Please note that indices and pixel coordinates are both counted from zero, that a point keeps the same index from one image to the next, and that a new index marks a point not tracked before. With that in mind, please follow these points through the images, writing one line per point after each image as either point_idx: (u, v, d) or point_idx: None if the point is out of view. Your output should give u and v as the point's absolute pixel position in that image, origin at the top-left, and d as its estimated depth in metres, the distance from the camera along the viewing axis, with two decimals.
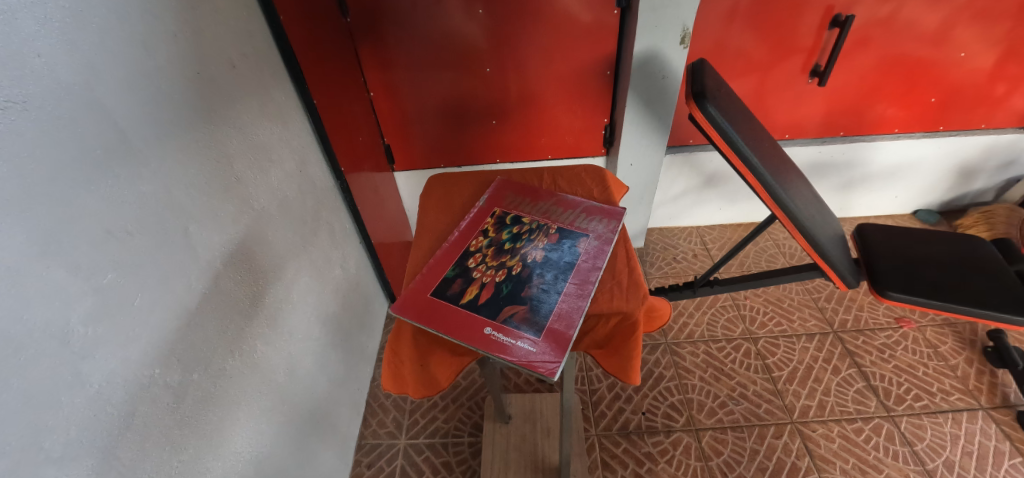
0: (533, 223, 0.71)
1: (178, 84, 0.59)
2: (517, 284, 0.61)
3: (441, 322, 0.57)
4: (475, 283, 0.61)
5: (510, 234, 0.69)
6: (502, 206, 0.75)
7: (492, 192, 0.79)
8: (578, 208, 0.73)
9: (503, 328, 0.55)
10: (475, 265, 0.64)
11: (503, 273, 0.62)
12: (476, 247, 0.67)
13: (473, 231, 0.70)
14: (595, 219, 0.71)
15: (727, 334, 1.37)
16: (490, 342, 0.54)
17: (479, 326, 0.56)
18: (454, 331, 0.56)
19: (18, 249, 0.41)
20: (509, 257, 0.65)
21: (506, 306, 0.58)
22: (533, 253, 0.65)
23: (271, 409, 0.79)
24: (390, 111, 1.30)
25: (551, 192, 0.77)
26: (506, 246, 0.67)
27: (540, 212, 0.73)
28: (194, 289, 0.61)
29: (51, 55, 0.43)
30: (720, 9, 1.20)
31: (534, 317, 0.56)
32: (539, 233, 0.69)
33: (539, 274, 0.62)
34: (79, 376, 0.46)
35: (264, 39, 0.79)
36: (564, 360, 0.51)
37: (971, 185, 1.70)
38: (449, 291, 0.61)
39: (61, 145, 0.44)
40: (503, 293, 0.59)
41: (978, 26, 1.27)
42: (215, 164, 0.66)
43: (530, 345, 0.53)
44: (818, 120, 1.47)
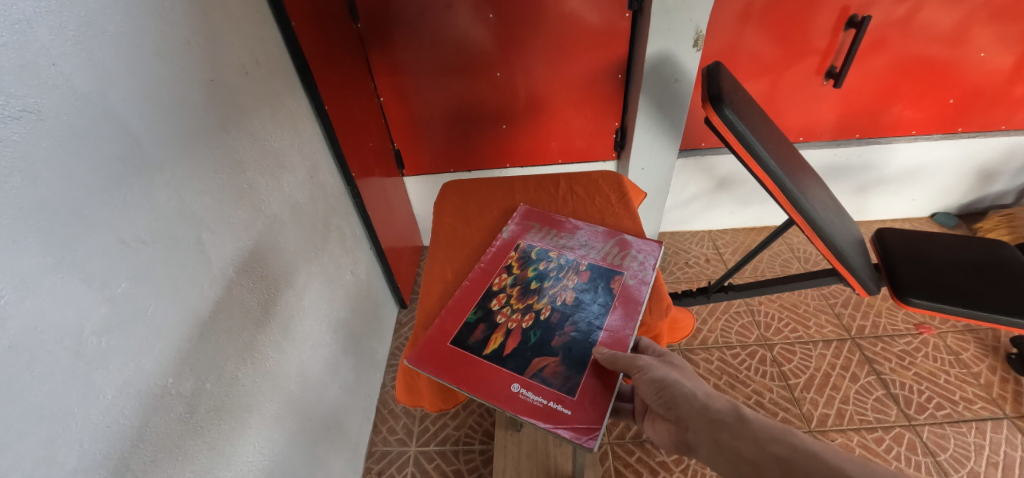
0: (560, 259, 0.70)
1: (192, 92, 0.59)
2: (546, 332, 0.60)
3: (464, 376, 0.56)
4: (500, 329, 0.61)
5: (535, 271, 0.68)
6: (527, 237, 0.75)
7: (516, 220, 0.79)
8: (612, 240, 0.73)
9: (531, 384, 0.55)
10: (499, 307, 0.64)
11: (530, 318, 0.62)
12: (500, 286, 0.67)
13: (496, 267, 0.70)
14: (630, 252, 0.70)
15: (742, 341, 1.35)
16: (520, 401, 0.53)
17: (505, 382, 0.55)
18: (478, 387, 0.55)
19: (32, 257, 0.40)
20: (536, 299, 0.64)
21: (536, 357, 0.57)
22: (561, 294, 0.64)
23: (283, 416, 0.78)
24: (402, 118, 1.30)
25: (579, 223, 0.77)
26: (531, 285, 0.66)
27: (569, 245, 0.72)
28: (207, 298, 0.61)
29: (65, 63, 0.43)
30: (732, 10, 1.18)
31: (567, 371, 0.56)
32: (568, 270, 0.68)
33: (570, 320, 0.61)
34: (92, 387, 0.45)
35: (275, 46, 0.79)
36: (603, 426, 0.51)
37: (990, 187, 1.66)
38: (471, 340, 0.60)
39: (75, 155, 0.43)
40: (531, 343, 0.59)
41: (997, 25, 1.24)
42: (229, 172, 0.66)
43: (562, 406, 0.52)
44: (833, 121, 1.45)
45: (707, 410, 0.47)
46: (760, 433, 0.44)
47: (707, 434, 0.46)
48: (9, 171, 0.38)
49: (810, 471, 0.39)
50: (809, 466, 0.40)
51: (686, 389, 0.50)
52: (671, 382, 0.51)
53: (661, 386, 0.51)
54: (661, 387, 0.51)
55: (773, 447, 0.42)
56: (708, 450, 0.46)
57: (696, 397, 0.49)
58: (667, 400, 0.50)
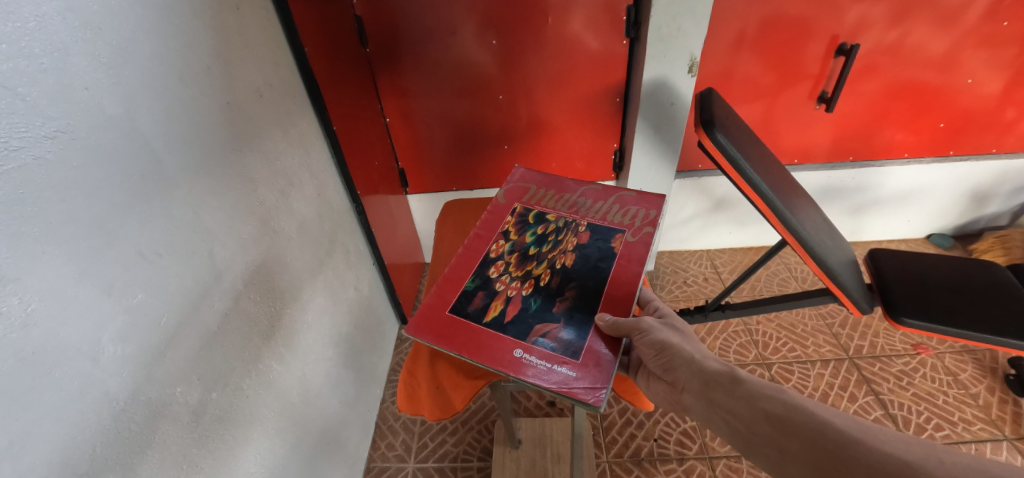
0: (558, 221, 0.73)
1: (210, 113, 0.62)
2: (547, 299, 0.63)
3: (466, 344, 0.59)
4: (499, 297, 0.64)
5: (534, 235, 0.72)
6: (524, 202, 0.77)
7: (511, 183, 0.81)
8: (610, 199, 0.75)
9: (534, 349, 0.58)
10: (498, 275, 0.67)
11: (530, 284, 0.65)
12: (499, 254, 0.70)
13: (494, 233, 0.73)
14: (629, 209, 0.72)
15: (740, 359, 1.36)
16: (524, 365, 0.56)
17: (508, 349, 0.58)
18: (481, 354, 0.58)
19: (58, 267, 0.43)
20: (535, 264, 0.68)
21: (537, 325, 0.60)
22: (561, 257, 0.68)
23: (284, 429, 0.80)
24: (406, 137, 1.34)
25: (576, 183, 0.79)
26: (530, 251, 0.70)
27: (568, 206, 0.75)
28: (216, 311, 0.63)
29: (98, 88, 0.46)
30: (725, 37, 1.22)
31: (569, 336, 0.59)
32: (567, 233, 0.71)
33: (570, 284, 0.64)
34: (107, 393, 0.47)
35: (288, 70, 0.83)
36: (608, 385, 0.53)
37: (984, 209, 1.69)
38: (470, 307, 0.63)
39: (102, 172, 0.46)
40: (532, 309, 0.62)
41: (984, 53, 1.28)
42: (242, 190, 0.69)
43: (567, 368, 0.55)
44: (826, 144, 1.48)
45: (708, 373, 0.53)
46: (756, 394, 0.49)
47: (706, 393, 0.52)
48: (42, 187, 0.41)
49: (804, 429, 0.44)
50: (803, 424, 0.45)
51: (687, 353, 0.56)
52: (676, 348, 0.56)
53: (665, 350, 0.57)
54: (665, 351, 0.57)
55: (770, 407, 0.48)
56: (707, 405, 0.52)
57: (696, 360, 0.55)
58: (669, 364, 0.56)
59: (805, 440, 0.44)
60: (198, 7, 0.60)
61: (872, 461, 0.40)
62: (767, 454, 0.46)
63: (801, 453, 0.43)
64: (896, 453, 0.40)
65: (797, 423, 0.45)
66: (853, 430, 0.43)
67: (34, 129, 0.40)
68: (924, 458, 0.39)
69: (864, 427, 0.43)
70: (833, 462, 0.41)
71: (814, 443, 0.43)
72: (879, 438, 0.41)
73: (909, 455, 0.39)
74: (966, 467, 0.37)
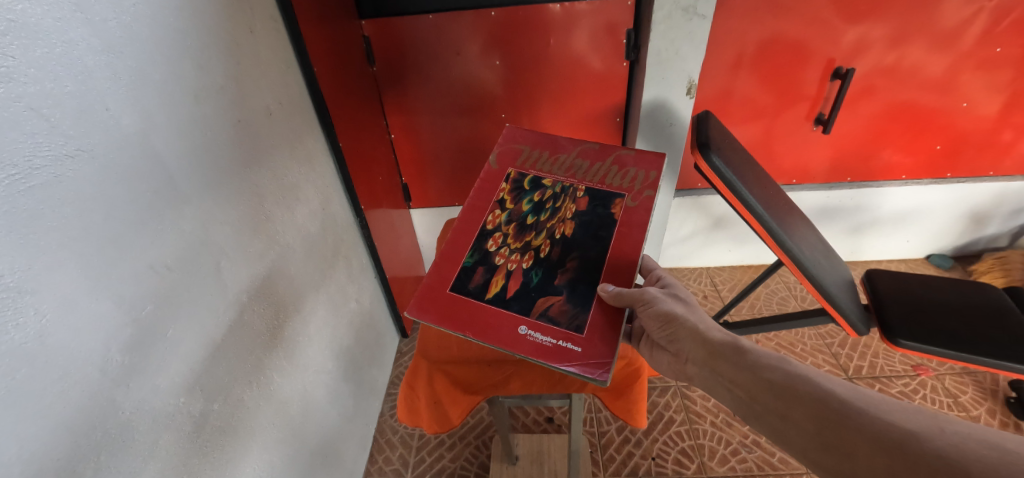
0: (555, 187, 0.70)
1: (221, 131, 0.64)
2: (547, 271, 0.63)
3: (470, 324, 0.60)
4: (500, 271, 0.64)
5: (530, 203, 0.69)
6: (516, 165, 0.72)
7: (502, 144, 0.75)
8: (610, 159, 0.70)
9: (537, 324, 0.58)
10: (497, 249, 0.66)
11: (530, 257, 0.65)
12: (495, 225, 0.68)
13: (489, 202, 0.70)
14: (629, 171, 0.68)
15: None
16: (529, 342, 0.57)
17: (513, 326, 0.59)
18: (486, 334, 0.58)
19: (72, 280, 0.44)
20: (534, 235, 0.67)
21: (540, 298, 0.61)
22: (560, 227, 0.66)
23: (283, 442, 0.80)
24: (410, 152, 1.36)
25: (572, 141, 0.73)
26: (527, 220, 0.68)
27: (564, 169, 0.71)
28: (221, 323, 0.64)
29: (117, 108, 0.48)
30: (723, 59, 1.24)
31: (572, 309, 0.59)
32: (564, 199, 0.68)
33: (571, 255, 0.64)
34: (113, 403, 0.49)
35: (297, 89, 0.85)
36: (614, 359, 0.54)
37: (983, 230, 1.70)
38: (471, 284, 0.63)
39: (116, 189, 0.48)
40: (533, 283, 0.62)
41: (979, 78, 1.30)
42: (249, 205, 0.71)
43: (571, 344, 0.56)
44: (825, 165, 1.50)
45: (715, 344, 0.57)
46: (760, 365, 0.52)
47: (711, 362, 0.56)
48: (62, 204, 0.43)
49: (806, 398, 0.47)
50: (805, 393, 0.48)
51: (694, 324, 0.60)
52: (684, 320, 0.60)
53: (673, 321, 0.61)
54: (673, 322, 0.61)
55: (773, 377, 0.51)
56: (710, 373, 0.56)
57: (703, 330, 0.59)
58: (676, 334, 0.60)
59: (807, 408, 0.47)
60: (212, 31, 0.62)
61: (871, 428, 0.42)
62: (768, 420, 0.49)
63: (802, 420, 0.46)
64: (896, 422, 0.42)
65: (800, 392, 0.48)
66: (856, 400, 0.45)
67: (57, 149, 0.42)
68: (925, 427, 0.41)
69: (866, 398, 0.45)
70: (833, 429, 0.44)
71: (816, 412, 0.46)
72: (881, 407, 0.44)
73: (910, 425, 0.41)
74: (965, 436, 0.39)
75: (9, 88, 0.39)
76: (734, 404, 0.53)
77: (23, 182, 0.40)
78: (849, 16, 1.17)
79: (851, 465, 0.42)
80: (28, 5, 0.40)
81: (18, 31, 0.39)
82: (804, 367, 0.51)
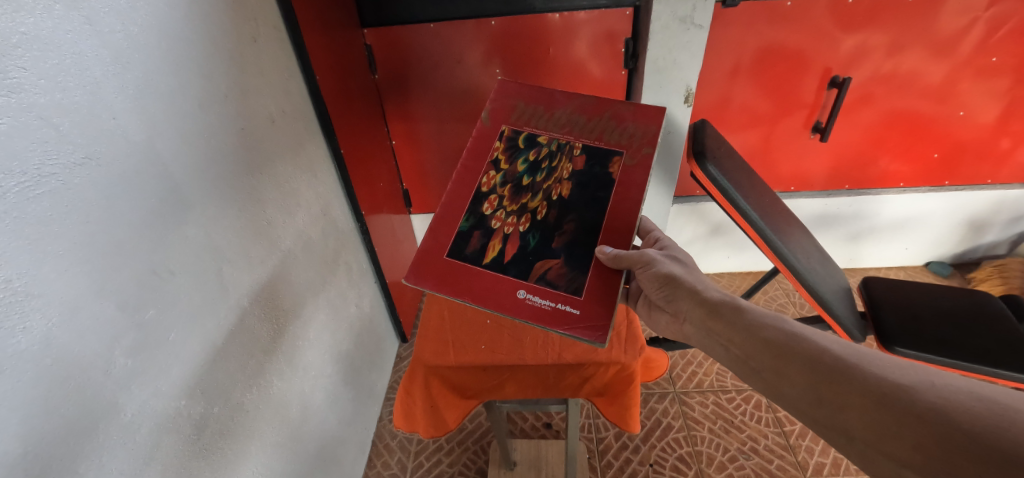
0: (550, 145, 0.69)
1: (225, 138, 0.65)
2: (544, 233, 0.64)
3: (470, 290, 0.62)
4: (497, 235, 0.65)
5: (526, 163, 0.69)
6: (510, 122, 0.71)
7: (495, 97, 0.73)
8: (607, 113, 0.68)
9: (536, 288, 0.61)
10: (492, 212, 0.66)
11: (527, 219, 0.66)
12: (490, 187, 0.68)
13: (482, 163, 0.69)
14: (627, 127, 0.67)
15: (737, 385, 1.36)
16: (529, 306, 0.60)
17: (512, 290, 0.61)
18: (486, 299, 0.61)
19: (78, 285, 0.45)
20: (530, 197, 0.67)
21: (538, 261, 0.62)
22: (557, 187, 0.67)
23: (282, 445, 0.81)
24: (411, 159, 1.38)
25: (567, 93, 0.70)
26: (523, 181, 0.68)
27: (560, 126, 0.70)
28: (222, 326, 0.65)
29: (124, 117, 0.50)
30: (721, 68, 1.25)
31: (571, 272, 0.61)
32: (561, 158, 0.68)
33: (568, 217, 0.65)
34: (115, 404, 0.50)
35: (300, 97, 0.87)
36: (612, 322, 0.57)
37: (982, 237, 1.70)
38: (468, 249, 0.64)
39: (121, 195, 0.49)
40: (531, 247, 0.64)
41: (976, 87, 1.31)
42: (251, 211, 0.72)
43: (570, 307, 0.59)
44: (822, 172, 1.51)
45: (713, 303, 0.59)
46: (757, 324, 0.54)
47: (708, 321, 0.58)
48: (69, 210, 0.44)
49: (801, 354, 0.49)
50: (800, 350, 0.49)
51: (693, 286, 0.62)
52: (683, 282, 0.63)
53: (672, 284, 0.63)
54: (673, 284, 0.63)
55: (769, 335, 0.53)
56: (707, 332, 0.59)
57: (701, 291, 0.61)
58: (674, 296, 0.63)
59: (802, 364, 0.48)
60: (217, 41, 0.64)
61: (864, 382, 0.44)
62: (764, 376, 0.51)
63: (796, 374, 0.48)
64: (889, 377, 0.43)
65: (795, 349, 0.50)
66: (849, 356, 0.47)
67: (66, 156, 0.44)
68: (916, 380, 0.42)
69: (860, 355, 0.47)
70: (826, 383, 0.46)
71: (810, 367, 0.48)
72: (875, 363, 0.45)
73: (901, 379, 0.43)
74: (956, 391, 0.40)
75: (20, 98, 0.40)
76: (731, 361, 0.55)
77: (33, 188, 0.41)
78: (846, 26, 1.18)
79: (842, 417, 0.44)
80: (40, 18, 0.41)
81: (30, 43, 0.41)
82: (800, 324, 0.53)
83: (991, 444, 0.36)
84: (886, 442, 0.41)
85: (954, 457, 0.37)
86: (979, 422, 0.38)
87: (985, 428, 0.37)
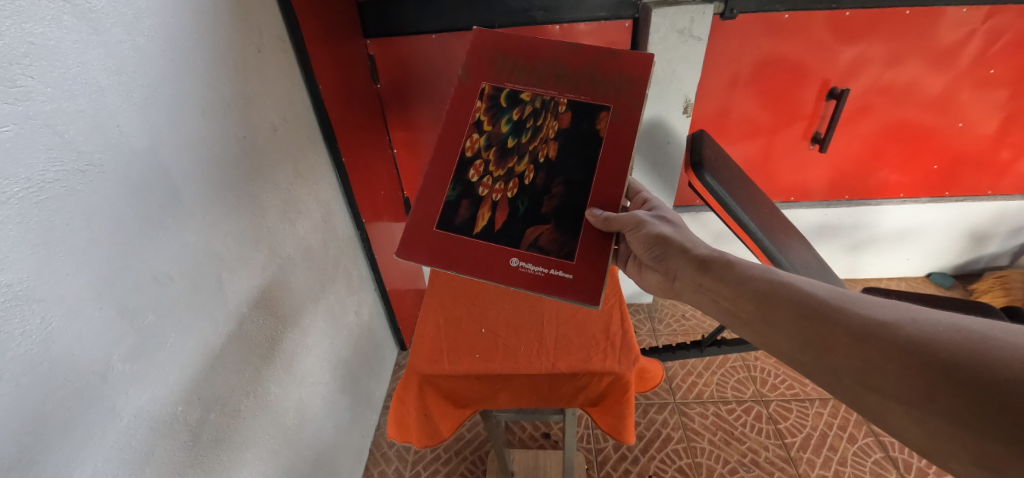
0: (535, 102, 0.68)
1: (227, 146, 0.66)
2: (532, 199, 0.66)
3: (465, 263, 0.65)
4: (485, 203, 0.67)
5: (509, 123, 0.68)
6: (490, 79, 0.69)
7: (472, 51, 0.70)
8: (592, 63, 0.66)
9: (528, 256, 0.64)
10: (479, 180, 0.67)
11: (515, 185, 0.67)
12: (475, 151, 0.68)
13: (464, 126, 0.69)
14: (614, 78, 0.65)
15: (737, 396, 1.35)
16: (523, 274, 0.63)
17: (506, 259, 0.64)
18: (480, 270, 0.64)
19: (79, 291, 0.46)
20: (516, 160, 0.68)
21: (528, 227, 0.65)
22: (543, 148, 0.67)
23: (278, 452, 0.81)
24: (412, 167, 1.39)
25: (549, 42, 0.67)
26: (508, 143, 0.68)
27: (543, 80, 0.68)
28: (220, 332, 0.66)
29: (128, 125, 0.50)
30: (720, 78, 1.26)
31: (561, 237, 0.64)
32: (546, 116, 0.67)
33: (556, 180, 0.66)
34: (112, 409, 0.50)
35: (303, 106, 0.88)
36: (603, 287, 0.62)
37: (983, 249, 1.70)
38: (457, 220, 0.66)
39: (123, 201, 0.50)
40: (520, 213, 0.66)
41: (976, 99, 1.32)
42: (252, 218, 0.73)
43: (562, 272, 0.63)
44: (822, 182, 1.52)
45: (702, 259, 0.62)
46: (745, 277, 0.56)
47: (699, 277, 0.61)
48: (72, 216, 0.45)
49: (787, 300, 0.51)
50: (786, 296, 0.51)
51: (684, 245, 0.65)
52: (674, 242, 0.65)
53: (664, 244, 0.66)
54: (664, 243, 0.65)
55: (756, 285, 0.54)
56: (698, 287, 0.61)
57: (692, 250, 0.64)
58: (665, 255, 0.66)
59: (790, 310, 0.50)
60: (221, 51, 0.65)
61: (849, 323, 0.45)
62: (754, 326, 0.53)
63: (785, 322, 0.50)
64: (872, 316, 0.45)
65: (784, 299, 0.51)
66: (837, 300, 0.48)
67: (70, 163, 0.44)
68: (899, 317, 0.44)
69: (846, 297, 0.48)
70: (814, 327, 0.47)
71: (797, 311, 0.49)
72: (859, 304, 0.46)
73: (884, 316, 0.44)
74: (937, 325, 0.41)
75: (27, 106, 0.41)
76: (723, 313, 0.57)
77: (36, 194, 0.42)
78: (844, 38, 1.19)
79: (829, 359, 0.45)
80: (48, 29, 0.42)
81: (37, 52, 0.42)
82: (788, 274, 0.54)
83: (970, 368, 0.37)
84: (873, 380, 0.42)
85: (934, 385, 0.38)
86: (958, 349, 0.39)
87: (964, 353, 0.38)
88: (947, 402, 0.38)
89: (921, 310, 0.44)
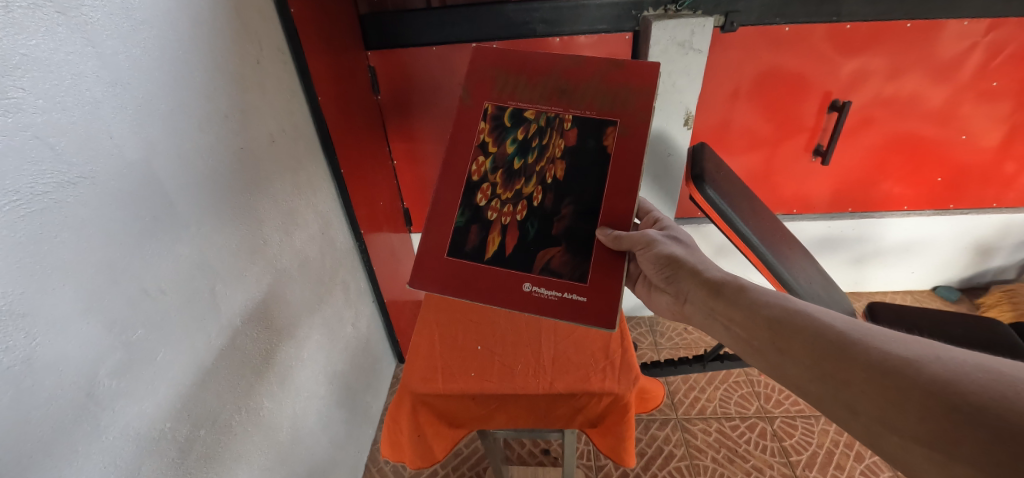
0: (540, 120, 0.67)
1: (222, 158, 0.65)
2: (542, 221, 0.65)
3: (477, 291, 0.64)
4: (495, 228, 0.66)
5: (514, 144, 0.68)
6: (492, 98, 0.68)
7: (472, 70, 0.69)
8: (595, 76, 0.65)
9: (541, 280, 0.63)
10: (487, 204, 0.67)
11: (523, 207, 0.67)
12: (482, 175, 0.68)
13: (470, 150, 0.68)
14: (619, 91, 0.65)
15: (741, 412, 1.33)
16: (538, 299, 0.63)
17: (519, 284, 0.63)
18: (494, 298, 0.64)
19: (66, 304, 0.45)
20: (524, 182, 0.67)
21: (540, 251, 0.64)
22: (550, 169, 0.66)
23: (270, 469, 0.79)
24: (412, 178, 1.38)
25: (549, 57, 0.67)
26: (515, 165, 0.67)
27: (546, 96, 0.67)
28: (212, 346, 0.64)
29: (122, 137, 0.50)
30: (721, 91, 1.26)
31: (572, 259, 0.63)
32: (552, 134, 0.66)
33: (565, 201, 0.65)
34: (97, 426, 0.49)
35: (302, 117, 0.88)
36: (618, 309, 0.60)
37: (989, 262, 1.68)
38: (467, 246, 0.66)
39: (115, 213, 0.49)
40: (530, 236, 0.65)
41: (979, 111, 1.31)
42: (248, 230, 0.72)
43: (576, 295, 0.62)
44: (825, 195, 1.50)
45: (714, 283, 0.60)
46: (758, 302, 0.55)
47: (710, 301, 0.60)
48: (61, 229, 0.44)
49: (801, 329, 0.50)
50: (800, 325, 0.50)
51: (696, 268, 0.64)
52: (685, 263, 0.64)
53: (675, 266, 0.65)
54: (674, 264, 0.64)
55: (769, 312, 0.53)
56: (707, 311, 0.60)
57: (703, 272, 0.62)
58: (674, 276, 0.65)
59: (805, 340, 0.49)
60: (219, 62, 0.65)
61: (867, 356, 0.44)
62: (766, 354, 0.52)
63: (799, 351, 0.48)
64: (891, 350, 0.44)
65: (799, 328, 0.50)
66: (855, 332, 0.47)
67: (60, 175, 0.44)
68: (920, 354, 0.43)
69: (865, 330, 0.47)
70: (831, 359, 0.46)
71: (812, 341, 0.48)
72: (879, 338, 0.45)
73: (905, 352, 0.43)
74: (961, 364, 0.40)
75: (17, 118, 0.40)
76: (733, 339, 0.56)
77: (25, 207, 0.41)
78: (846, 51, 1.19)
79: (845, 393, 0.44)
80: (40, 40, 0.42)
81: (30, 64, 0.41)
82: (803, 302, 0.53)
83: (994, 412, 0.36)
84: (891, 417, 0.41)
85: (955, 427, 0.37)
86: (983, 391, 0.38)
87: (988, 395, 0.37)
88: (969, 446, 0.36)
89: (942, 347, 0.43)
